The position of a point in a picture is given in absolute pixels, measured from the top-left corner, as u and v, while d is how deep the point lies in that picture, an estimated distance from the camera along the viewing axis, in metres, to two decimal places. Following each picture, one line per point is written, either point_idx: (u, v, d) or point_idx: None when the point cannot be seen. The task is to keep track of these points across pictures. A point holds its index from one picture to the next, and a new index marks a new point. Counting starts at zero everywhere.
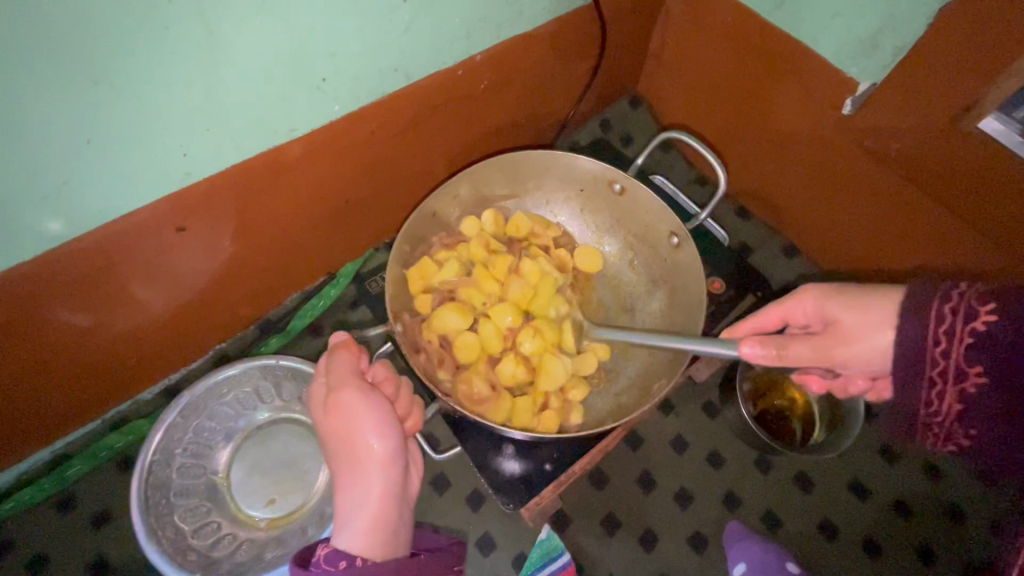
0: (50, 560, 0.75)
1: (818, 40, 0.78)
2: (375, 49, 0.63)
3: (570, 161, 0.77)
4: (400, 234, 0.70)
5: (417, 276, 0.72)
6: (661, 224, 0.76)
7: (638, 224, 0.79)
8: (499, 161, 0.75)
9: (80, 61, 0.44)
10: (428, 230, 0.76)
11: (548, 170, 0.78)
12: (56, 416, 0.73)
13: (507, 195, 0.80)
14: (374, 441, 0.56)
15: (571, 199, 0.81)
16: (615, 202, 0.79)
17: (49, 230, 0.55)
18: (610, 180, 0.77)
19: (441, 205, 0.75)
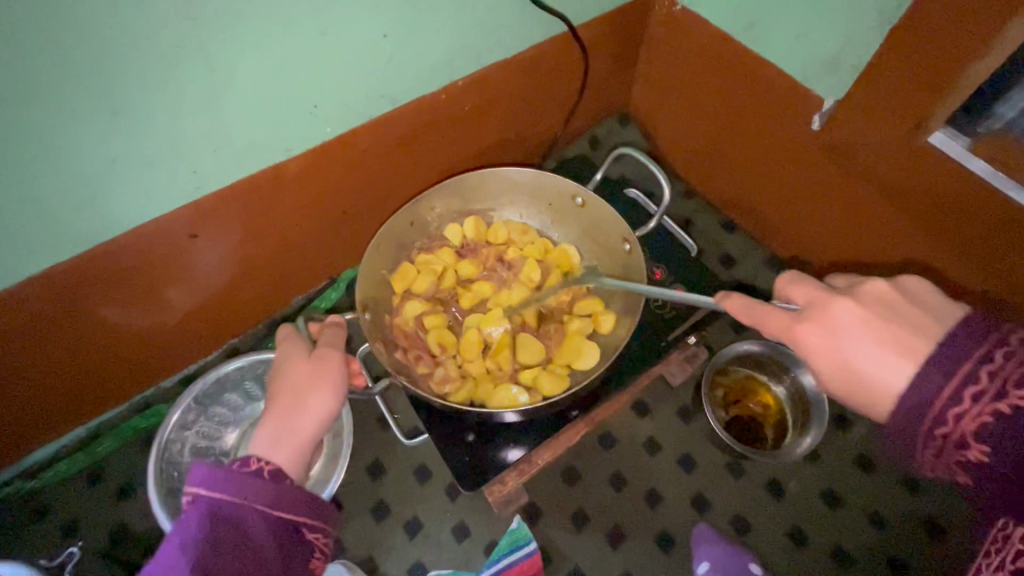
0: (79, 525, 0.85)
1: (785, 60, 0.83)
2: (362, 78, 0.72)
3: (534, 177, 0.83)
4: (375, 238, 0.76)
5: (399, 278, 0.81)
6: (617, 233, 0.81)
7: (600, 235, 0.84)
8: (472, 180, 0.83)
9: (109, 98, 0.55)
10: (409, 238, 0.84)
11: (519, 186, 0.85)
12: (91, 396, 0.84)
13: (485, 208, 0.88)
14: (326, 393, 0.62)
15: (543, 212, 0.88)
16: (581, 214, 0.85)
17: (83, 233, 0.66)
18: (573, 194, 0.83)
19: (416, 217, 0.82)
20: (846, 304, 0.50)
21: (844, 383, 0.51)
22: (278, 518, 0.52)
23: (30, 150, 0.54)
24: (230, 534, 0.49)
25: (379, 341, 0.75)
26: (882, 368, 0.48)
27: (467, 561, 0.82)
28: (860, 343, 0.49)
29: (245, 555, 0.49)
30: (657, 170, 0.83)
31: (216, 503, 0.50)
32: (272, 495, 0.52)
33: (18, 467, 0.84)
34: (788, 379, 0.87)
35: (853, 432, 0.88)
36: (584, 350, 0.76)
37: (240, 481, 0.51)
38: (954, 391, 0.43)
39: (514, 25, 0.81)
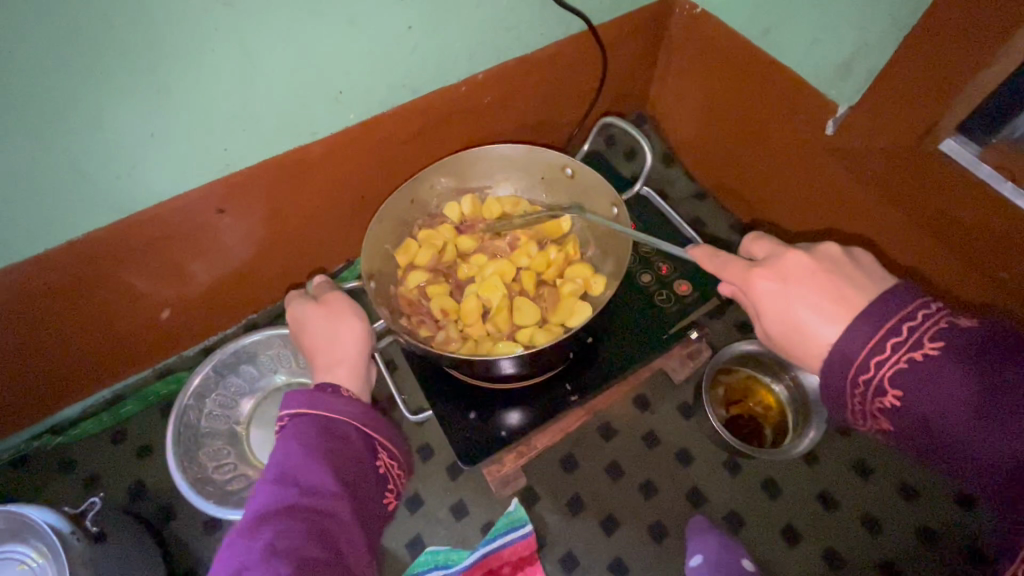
0: (100, 481, 0.89)
1: (800, 64, 0.84)
2: (385, 68, 0.75)
3: (527, 153, 0.86)
4: (377, 215, 0.80)
5: (401, 250, 0.83)
6: (604, 199, 0.83)
7: (592, 203, 0.86)
8: (464, 158, 0.86)
9: (151, 76, 0.59)
10: (411, 214, 0.87)
11: (513, 163, 0.89)
12: (118, 360, 0.89)
13: (481, 185, 0.91)
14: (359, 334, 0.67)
15: (538, 187, 0.90)
16: (572, 186, 0.87)
17: (120, 203, 0.70)
18: (563, 166, 0.86)
19: (413, 194, 0.85)
20: (798, 258, 0.55)
21: (788, 328, 0.56)
22: (369, 436, 0.59)
23: (77, 122, 0.58)
24: (337, 441, 0.56)
25: (382, 305, 0.79)
26: (819, 312, 0.53)
27: (463, 538, 0.84)
28: (806, 289, 0.54)
29: (353, 459, 0.56)
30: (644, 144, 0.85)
31: (319, 419, 0.57)
32: (362, 415, 0.60)
33: (46, 423, 0.88)
34: (790, 379, 0.88)
35: (852, 437, 0.89)
36: (576, 308, 0.78)
37: (334, 402, 0.59)
38: (877, 340, 0.49)
39: (534, 22, 0.84)
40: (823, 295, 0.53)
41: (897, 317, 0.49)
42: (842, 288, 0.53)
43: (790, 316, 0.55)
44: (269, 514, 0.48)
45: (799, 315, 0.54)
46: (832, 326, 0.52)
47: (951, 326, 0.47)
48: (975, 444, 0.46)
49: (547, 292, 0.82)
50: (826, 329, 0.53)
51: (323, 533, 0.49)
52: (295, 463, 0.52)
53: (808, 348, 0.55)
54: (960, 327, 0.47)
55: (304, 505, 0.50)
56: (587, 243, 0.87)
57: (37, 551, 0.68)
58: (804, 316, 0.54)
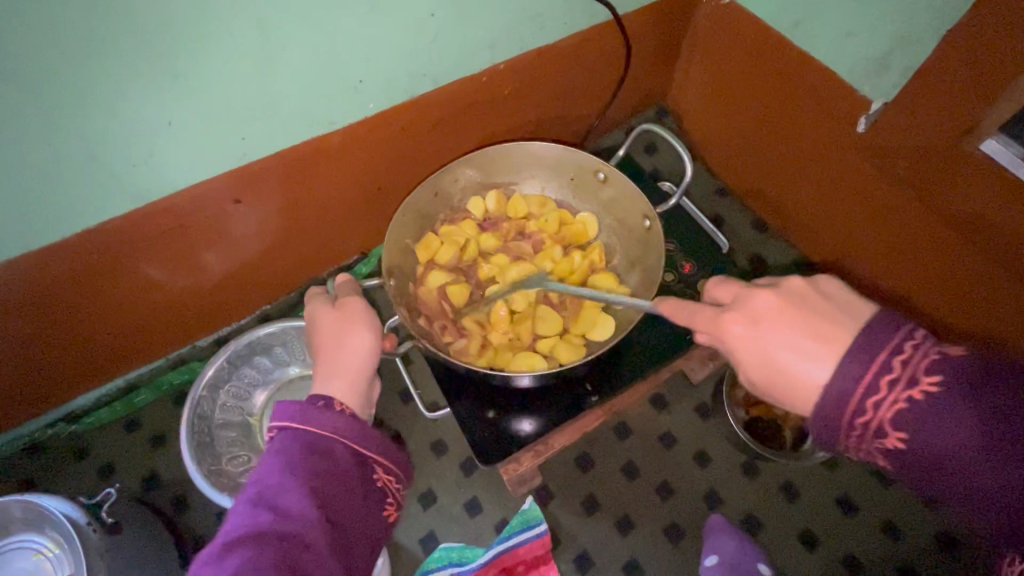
0: (114, 470, 0.89)
1: (832, 58, 0.81)
2: (406, 56, 0.73)
3: (560, 152, 0.84)
4: (399, 209, 0.78)
5: (422, 249, 0.82)
6: (637, 210, 0.82)
7: (620, 211, 0.85)
8: (494, 154, 0.84)
9: (171, 62, 0.57)
10: (432, 208, 0.85)
11: (542, 161, 0.87)
12: (131, 349, 0.88)
13: (507, 182, 0.89)
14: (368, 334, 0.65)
15: (565, 188, 0.89)
16: (602, 190, 0.86)
17: (135, 192, 0.69)
18: (596, 170, 0.84)
19: (439, 187, 0.84)
20: (767, 299, 0.50)
21: (773, 381, 0.50)
22: (354, 451, 0.55)
23: (93, 109, 0.57)
24: (315, 460, 0.51)
25: (403, 306, 0.78)
26: (803, 356, 0.47)
27: (477, 535, 0.84)
28: (782, 334, 0.48)
29: (331, 479, 0.51)
30: (683, 151, 0.83)
31: (298, 436, 0.53)
32: (346, 428, 0.55)
33: (60, 411, 0.88)
34: None
35: None
36: (599, 321, 0.78)
37: (316, 416, 0.54)
38: (871, 378, 0.43)
39: (558, 11, 0.81)
40: (802, 334, 0.47)
41: (888, 350, 0.43)
42: (820, 324, 0.47)
43: (773, 365, 0.49)
44: (232, 544, 0.45)
45: (777, 362, 0.48)
46: (821, 367, 0.46)
47: (942, 357, 0.43)
48: (985, 487, 0.41)
49: (570, 300, 0.80)
50: (815, 371, 0.46)
51: (293, 564, 0.45)
52: (266, 488, 0.49)
53: (798, 397, 0.48)
54: (954, 358, 0.42)
55: (269, 535, 0.46)
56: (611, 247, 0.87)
57: (54, 541, 0.68)
58: (788, 364, 0.48)
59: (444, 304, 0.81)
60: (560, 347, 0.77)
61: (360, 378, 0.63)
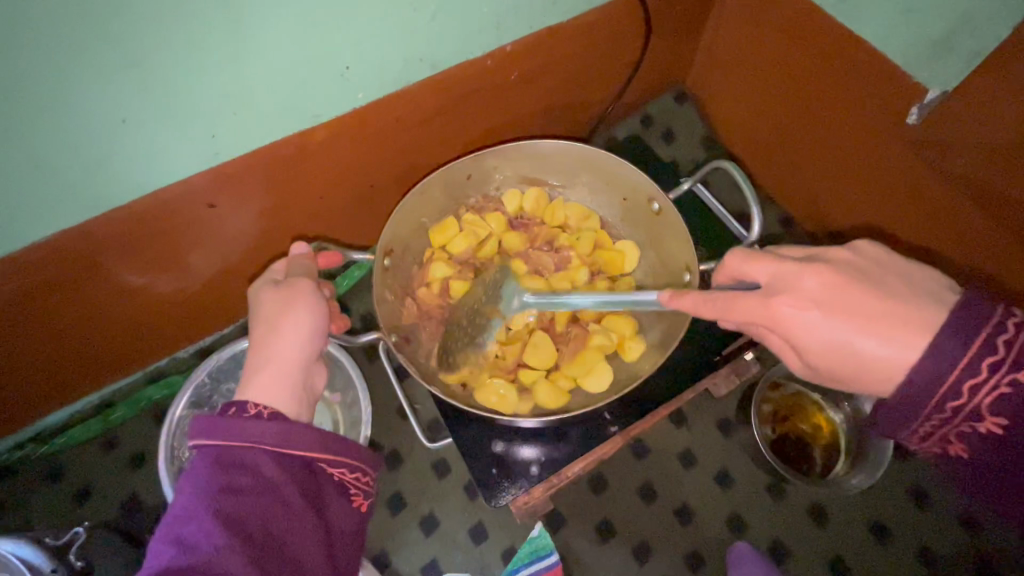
0: (91, 493, 0.83)
1: (884, 40, 0.71)
2: (399, 39, 0.63)
3: (617, 167, 0.75)
4: (422, 182, 0.71)
5: (437, 233, 0.76)
6: (683, 260, 0.73)
7: (666, 249, 0.76)
8: (552, 151, 0.76)
9: (118, 49, 0.48)
10: (464, 192, 0.79)
11: (599, 173, 0.78)
12: (103, 364, 0.81)
13: (555, 182, 0.81)
14: (304, 323, 0.61)
15: (615, 206, 0.80)
16: (653, 221, 0.76)
17: (91, 199, 0.60)
18: (651, 198, 0.74)
19: (474, 170, 0.77)
20: (819, 277, 0.47)
21: (840, 361, 0.47)
22: (286, 456, 0.53)
23: (29, 105, 0.48)
24: (239, 475, 0.51)
25: (387, 290, 0.72)
26: (875, 335, 0.45)
27: (483, 565, 0.78)
28: (850, 315, 0.45)
29: (258, 491, 0.50)
30: (754, 205, 0.70)
31: (220, 450, 0.51)
32: (276, 434, 0.53)
33: (30, 431, 0.81)
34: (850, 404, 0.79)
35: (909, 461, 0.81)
36: (596, 369, 0.70)
37: (241, 426, 0.53)
38: (968, 361, 0.42)
39: None
40: (876, 310, 0.45)
41: (986, 341, 0.42)
42: (894, 307, 0.45)
43: (837, 348, 0.46)
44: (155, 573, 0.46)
45: (850, 350, 0.46)
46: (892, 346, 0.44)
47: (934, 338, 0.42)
48: None
49: (576, 334, 0.72)
50: (902, 355, 0.44)
51: None
52: (186, 510, 0.49)
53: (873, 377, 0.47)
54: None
55: (191, 561, 0.46)
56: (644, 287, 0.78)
57: None
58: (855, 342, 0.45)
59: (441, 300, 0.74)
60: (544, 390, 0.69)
61: (297, 365, 0.60)
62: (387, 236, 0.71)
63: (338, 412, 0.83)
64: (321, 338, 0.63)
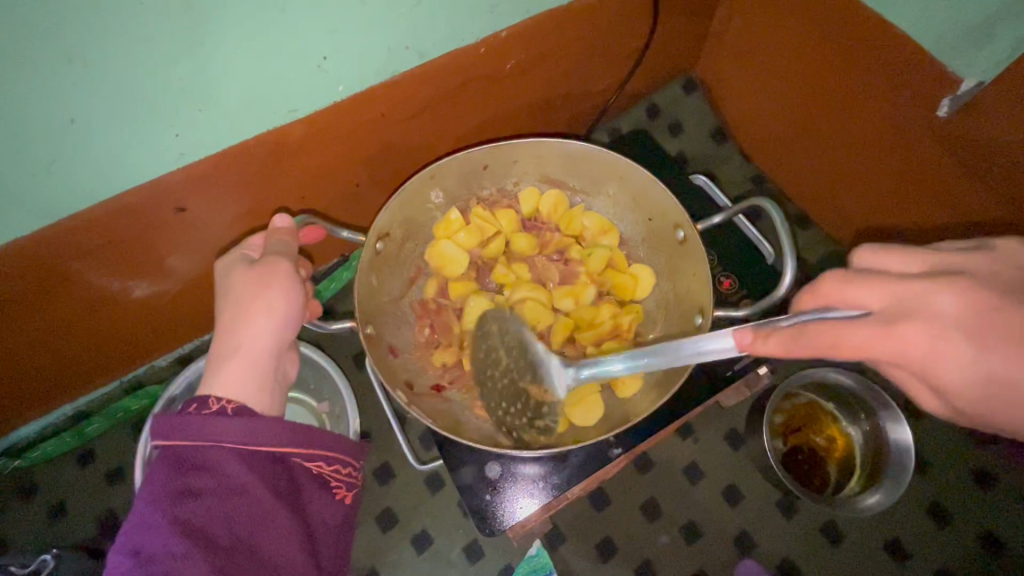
0: (67, 510, 0.79)
1: (914, 25, 0.65)
2: (382, 26, 0.57)
3: (646, 182, 0.68)
4: (432, 167, 0.65)
5: (442, 227, 0.71)
6: (694, 305, 0.66)
7: (682, 285, 0.69)
8: (582, 152, 0.70)
9: (57, 41, 0.42)
10: (479, 181, 0.73)
11: (627, 185, 0.71)
12: (74, 374, 0.76)
13: (576, 188, 0.75)
14: (280, 314, 0.57)
15: (638, 227, 0.74)
16: (676, 252, 0.69)
17: (45, 206, 0.55)
18: (676, 226, 0.68)
19: (494, 161, 0.70)
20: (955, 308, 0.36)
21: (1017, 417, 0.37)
22: (252, 453, 0.51)
23: None
24: (201, 476, 0.49)
25: (374, 274, 0.66)
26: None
27: None
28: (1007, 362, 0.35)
29: (224, 492, 0.49)
30: (788, 257, 0.59)
31: (180, 450, 0.50)
32: (240, 431, 0.51)
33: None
34: (868, 421, 0.74)
35: (928, 476, 0.77)
36: (587, 400, 0.64)
37: (202, 424, 0.51)
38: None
39: None
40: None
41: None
42: None
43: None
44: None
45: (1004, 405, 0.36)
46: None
47: None
48: None
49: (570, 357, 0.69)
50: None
51: None
52: (148, 515, 0.47)
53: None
54: None
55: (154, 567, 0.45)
56: (653, 322, 0.72)
57: None
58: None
59: (439, 300, 0.72)
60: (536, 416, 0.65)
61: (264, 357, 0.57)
62: (383, 219, 0.64)
63: (325, 422, 0.79)
64: (292, 327, 0.59)
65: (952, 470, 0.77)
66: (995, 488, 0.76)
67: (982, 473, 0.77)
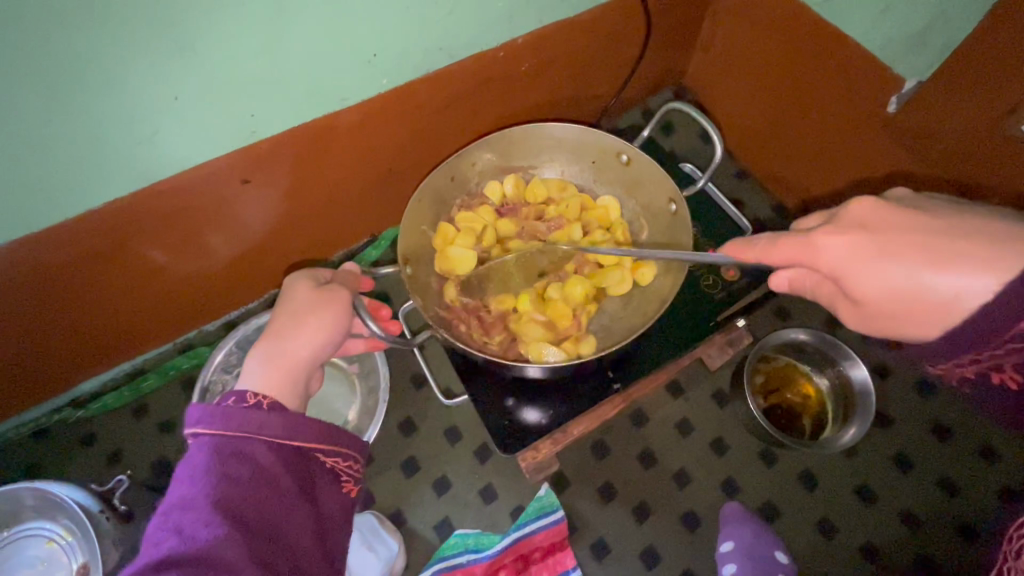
0: (124, 456, 0.88)
1: (865, 35, 0.77)
2: (422, 29, 0.70)
3: (581, 133, 0.83)
4: (417, 193, 0.78)
5: (438, 238, 0.81)
6: (661, 192, 0.80)
7: (644, 193, 0.83)
8: (519, 133, 0.83)
9: (177, 32, 0.54)
10: (450, 192, 0.84)
11: (564, 142, 0.85)
12: (136, 333, 0.86)
13: (525, 165, 0.87)
14: (331, 327, 0.64)
15: (585, 171, 0.87)
16: (625, 172, 0.84)
17: (140, 172, 0.66)
18: (617, 153, 0.82)
19: (456, 170, 0.82)
20: (863, 207, 0.48)
21: (895, 297, 0.46)
22: (283, 446, 0.55)
23: (93, 80, 0.54)
24: (238, 465, 0.52)
25: (418, 295, 0.77)
26: (944, 266, 0.44)
27: (493, 523, 0.83)
28: (902, 237, 0.45)
29: (258, 481, 0.52)
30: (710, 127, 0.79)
31: (219, 440, 0.52)
32: (275, 424, 0.55)
33: (66, 396, 0.87)
34: (833, 371, 0.85)
35: (893, 429, 0.86)
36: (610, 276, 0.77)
37: (241, 417, 0.54)
38: (1020, 308, 0.40)
39: None
40: (946, 237, 0.44)
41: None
42: (954, 241, 0.44)
43: (905, 286, 0.45)
44: (154, 562, 0.45)
45: (871, 286, 0.47)
46: (979, 276, 0.43)
47: None
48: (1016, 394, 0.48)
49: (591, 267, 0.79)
50: (964, 284, 0.43)
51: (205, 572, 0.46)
52: (187, 495, 0.50)
53: (925, 321, 0.46)
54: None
55: (193, 548, 0.46)
56: (637, 224, 0.85)
57: (65, 529, 0.68)
58: (919, 277, 0.45)
59: (463, 300, 0.79)
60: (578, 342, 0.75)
61: (300, 367, 0.62)
62: (401, 250, 0.77)
63: (356, 381, 0.88)
64: (336, 344, 0.66)
65: (914, 424, 0.86)
66: (952, 439, 0.85)
67: (941, 426, 0.86)
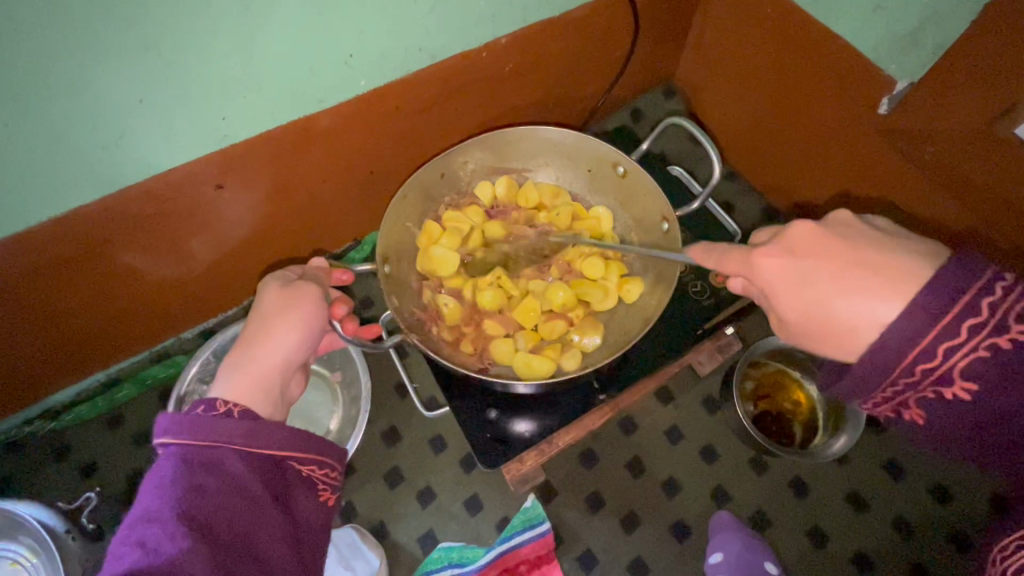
0: (98, 469, 0.85)
1: (856, 35, 0.76)
2: (401, 29, 0.67)
3: (577, 141, 0.80)
4: (401, 190, 0.75)
5: (424, 238, 0.79)
6: (656, 211, 0.78)
7: (638, 207, 0.81)
8: (516, 134, 0.80)
9: (138, 32, 0.51)
10: (439, 190, 0.81)
11: (557, 148, 0.82)
12: (110, 342, 0.84)
13: (519, 167, 0.84)
14: (302, 326, 0.62)
15: (580, 179, 0.84)
16: (621, 184, 0.81)
17: (107, 178, 0.63)
18: (614, 162, 0.79)
19: (447, 168, 0.80)
20: (804, 228, 0.47)
21: (813, 321, 0.47)
22: (254, 456, 0.52)
23: (51, 82, 0.51)
24: (205, 475, 0.48)
25: (394, 295, 0.74)
26: (852, 296, 0.44)
27: (478, 535, 0.81)
28: (823, 261, 0.45)
29: (226, 491, 0.49)
30: (709, 146, 0.75)
31: (186, 450, 0.49)
32: (247, 433, 0.52)
33: (38, 407, 0.84)
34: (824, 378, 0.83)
35: (884, 435, 0.85)
36: (593, 292, 0.75)
37: (210, 424, 0.51)
38: (930, 342, 0.40)
39: None
40: (869, 270, 0.44)
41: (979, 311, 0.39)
42: (879, 271, 0.44)
43: (821, 312, 0.46)
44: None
45: (798, 307, 0.47)
46: (890, 308, 0.42)
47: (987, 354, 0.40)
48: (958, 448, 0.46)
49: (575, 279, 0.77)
50: (872, 313, 0.43)
51: None
52: (153, 508, 0.46)
53: (835, 341, 0.46)
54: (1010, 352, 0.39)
55: (156, 563, 0.43)
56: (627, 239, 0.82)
57: (30, 550, 0.66)
58: (832, 303, 0.45)
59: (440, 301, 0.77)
60: (562, 352, 0.74)
61: (277, 371, 0.60)
62: (381, 248, 0.74)
63: (338, 391, 0.86)
64: (312, 343, 0.64)
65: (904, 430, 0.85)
66: None
67: None
